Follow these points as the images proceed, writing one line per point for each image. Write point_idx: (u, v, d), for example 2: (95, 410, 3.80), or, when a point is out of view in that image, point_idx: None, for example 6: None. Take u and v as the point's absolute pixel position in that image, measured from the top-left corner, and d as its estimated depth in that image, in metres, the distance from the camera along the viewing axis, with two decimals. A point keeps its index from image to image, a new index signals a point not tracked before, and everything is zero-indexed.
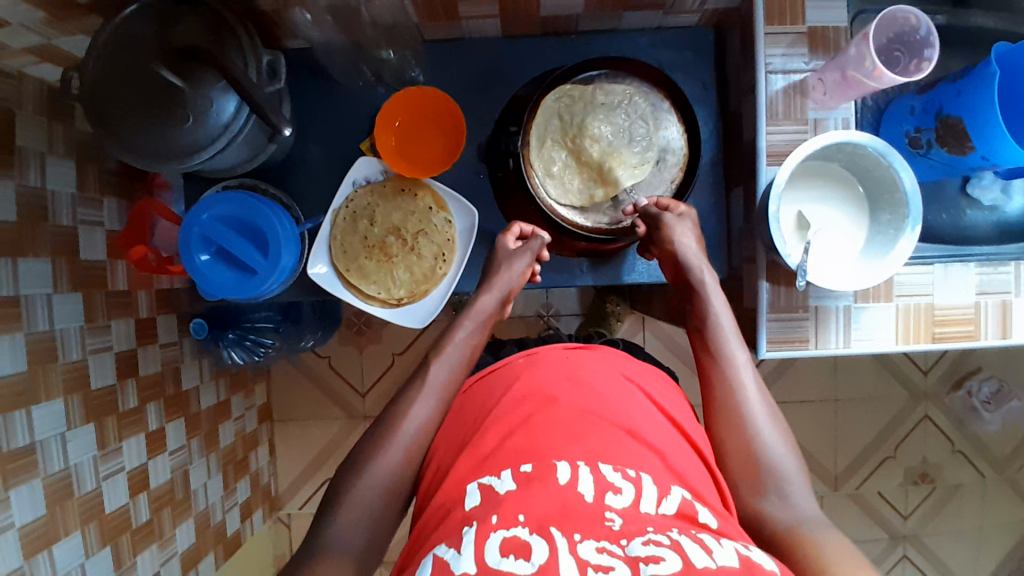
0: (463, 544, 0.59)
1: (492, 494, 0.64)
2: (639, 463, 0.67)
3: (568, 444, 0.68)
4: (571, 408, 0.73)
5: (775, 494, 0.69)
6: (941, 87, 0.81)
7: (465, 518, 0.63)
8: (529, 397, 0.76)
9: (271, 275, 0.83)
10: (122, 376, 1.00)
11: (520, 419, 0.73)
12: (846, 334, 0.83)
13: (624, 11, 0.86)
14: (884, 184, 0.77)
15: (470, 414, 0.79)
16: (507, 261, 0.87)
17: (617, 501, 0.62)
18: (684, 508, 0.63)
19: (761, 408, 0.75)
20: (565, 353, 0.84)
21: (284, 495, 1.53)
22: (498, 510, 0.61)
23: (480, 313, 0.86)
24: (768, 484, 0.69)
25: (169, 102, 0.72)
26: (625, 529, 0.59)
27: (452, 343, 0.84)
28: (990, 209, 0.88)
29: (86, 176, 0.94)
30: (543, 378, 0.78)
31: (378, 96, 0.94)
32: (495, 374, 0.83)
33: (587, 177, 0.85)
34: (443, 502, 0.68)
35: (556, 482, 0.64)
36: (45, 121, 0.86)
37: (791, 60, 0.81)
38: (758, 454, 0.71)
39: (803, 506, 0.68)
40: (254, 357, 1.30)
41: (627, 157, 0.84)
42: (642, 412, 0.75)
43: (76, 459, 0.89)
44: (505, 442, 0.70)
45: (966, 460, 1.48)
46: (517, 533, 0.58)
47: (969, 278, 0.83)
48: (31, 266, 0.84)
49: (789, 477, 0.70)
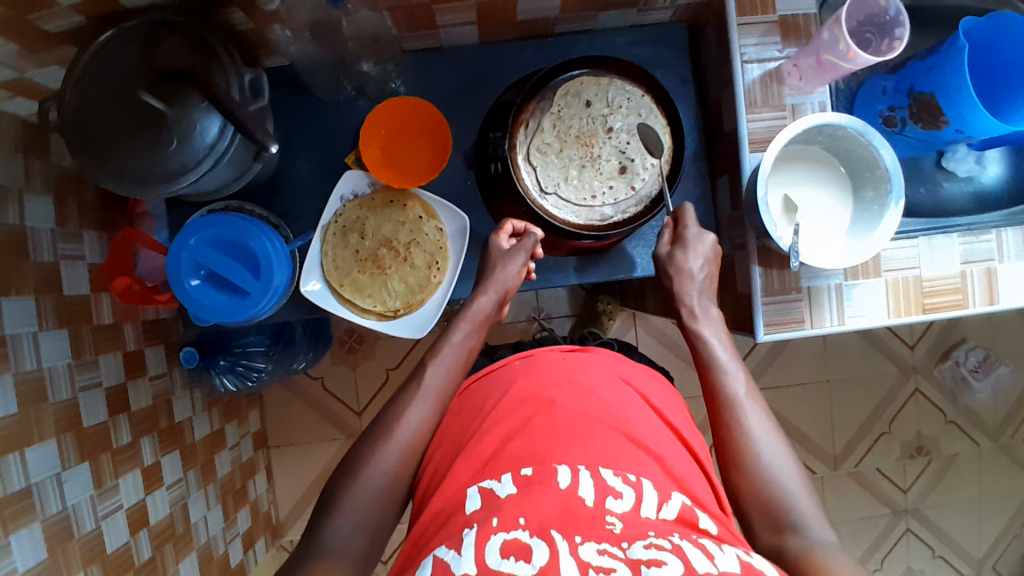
0: (463, 545, 0.58)
1: (493, 498, 0.65)
2: (639, 469, 0.68)
3: (569, 450, 0.68)
4: (571, 412, 0.74)
5: (789, 525, 0.65)
6: (910, 67, 0.84)
7: (466, 521, 0.63)
8: (528, 401, 0.76)
9: (265, 295, 0.82)
10: (114, 412, 0.97)
11: (519, 423, 0.73)
12: (840, 311, 0.84)
13: (599, 11, 0.87)
14: (865, 163, 0.79)
15: (468, 416, 0.79)
16: (502, 262, 0.86)
17: (618, 505, 0.63)
18: (685, 514, 0.64)
19: (774, 446, 0.72)
20: (563, 355, 0.84)
21: (286, 521, 1.50)
22: (499, 513, 0.61)
23: (476, 316, 0.85)
24: (780, 518, 0.66)
25: (153, 124, 0.71)
26: (626, 532, 0.60)
27: (447, 347, 0.83)
28: (966, 179, 0.91)
29: (65, 209, 0.92)
30: (541, 382, 0.78)
31: (359, 109, 0.94)
32: (491, 378, 0.83)
33: (591, 172, 0.85)
34: (442, 507, 0.68)
35: (557, 486, 0.64)
36: (20, 155, 0.85)
37: (766, 48, 0.83)
38: (773, 496, 0.68)
39: (820, 537, 0.64)
40: (248, 381, 1.26)
41: (622, 151, 0.85)
42: (640, 415, 0.76)
43: (74, 500, 0.87)
44: (506, 447, 0.70)
45: (960, 430, 1.51)
46: (517, 535, 0.58)
47: (954, 249, 0.85)
48: (15, 305, 0.82)
49: (804, 512, 0.66)
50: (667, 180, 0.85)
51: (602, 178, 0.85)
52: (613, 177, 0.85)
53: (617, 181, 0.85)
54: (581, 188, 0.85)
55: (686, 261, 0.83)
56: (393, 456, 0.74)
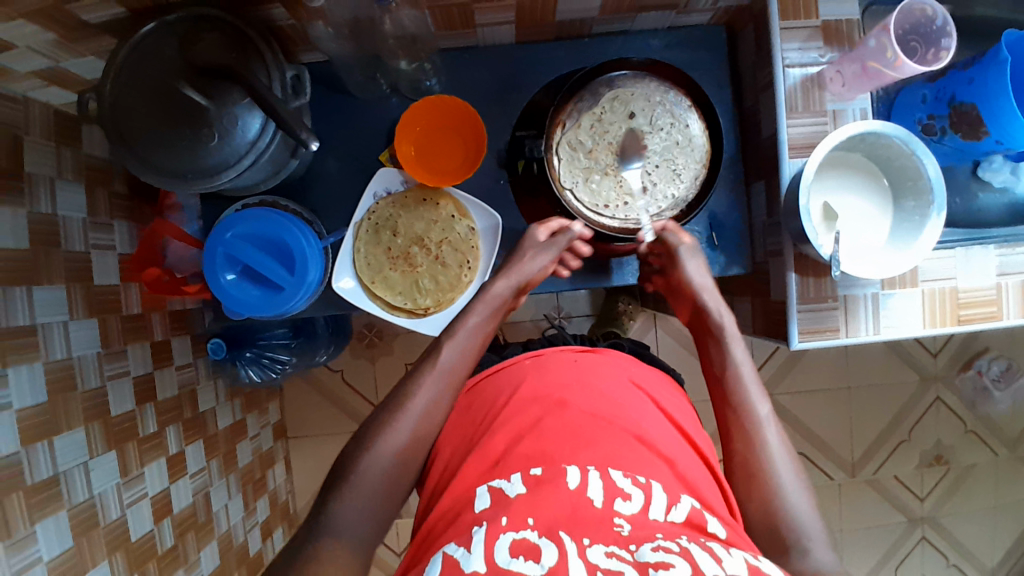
0: (472, 543, 0.58)
1: (502, 496, 0.65)
2: (649, 471, 0.67)
3: (581, 450, 0.69)
4: (583, 413, 0.73)
5: (795, 549, 0.65)
6: (951, 75, 0.83)
7: (475, 519, 0.62)
8: (538, 399, 0.76)
9: (298, 291, 0.82)
10: (141, 401, 0.98)
11: (530, 421, 0.73)
12: (875, 320, 0.83)
13: (638, 12, 0.86)
14: (906, 172, 0.78)
15: (479, 410, 0.79)
16: (531, 252, 0.84)
17: (627, 506, 0.63)
18: (693, 518, 0.63)
19: (785, 458, 0.71)
20: (574, 356, 0.83)
21: (302, 512, 1.51)
22: (509, 512, 0.61)
23: (493, 300, 0.82)
24: (786, 540, 0.66)
25: (196, 120, 0.71)
26: (634, 534, 0.59)
27: (462, 328, 0.80)
28: (1001, 191, 0.90)
29: (96, 199, 0.93)
30: (553, 382, 0.78)
31: (393, 106, 0.93)
32: (502, 374, 0.82)
33: (611, 183, 0.85)
34: (451, 505, 0.68)
35: (566, 486, 0.64)
36: (53, 145, 0.85)
37: (807, 53, 0.82)
38: (778, 508, 0.67)
39: (824, 561, 0.64)
40: (270, 373, 1.27)
41: (647, 171, 0.85)
42: (652, 420, 0.76)
43: (99, 488, 0.87)
44: (516, 445, 0.70)
45: (979, 440, 1.50)
46: (526, 535, 0.58)
47: (990, 261, 0.85)
48: (47, 294, 0.82)
49: (812, 535, 0.65)
50: (705, 184, 0.86)
51: (619, 193, 0.85)
52: (630, 191, 0.85)
53: (653, 184, 0.85)
54: (599, 197, 0.85)
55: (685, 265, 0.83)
56: (419, 446, 0.73)
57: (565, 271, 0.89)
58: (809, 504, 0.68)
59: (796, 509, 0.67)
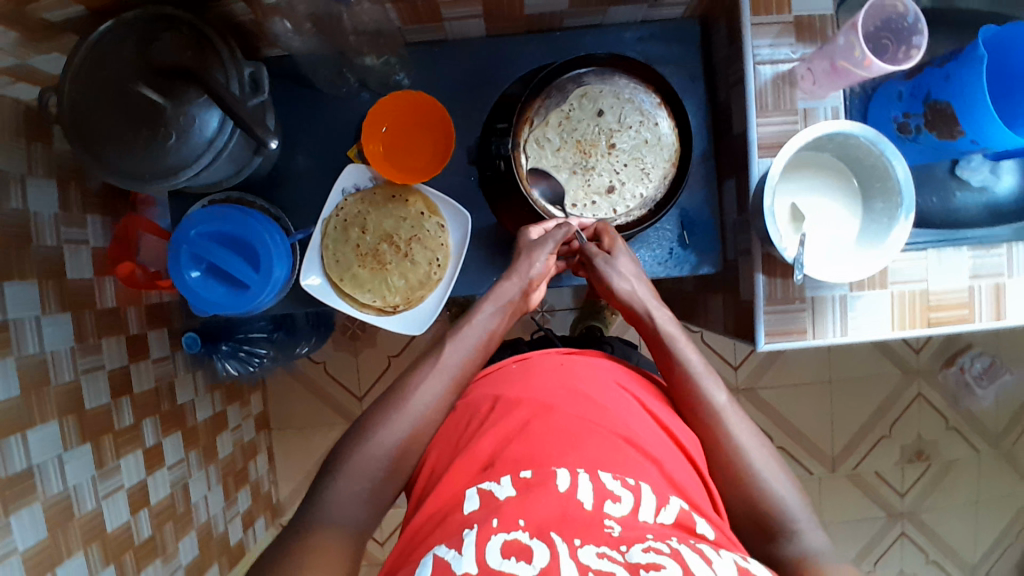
0: (463, 545, 0.56)
1: (491, 500, 0.62)
2: (637, 471, 0.64)
3: (567, 454, 0.65)
4: (571, 417, 0.70)
5: (783, 535, 0.68)
6: (928, 72, 0.81)
7: (464, 522, 0.60)
8: (523, 402, 0.72)
9: (264, 288, 0.82)
10: (116, 394, 0.97)
11: (518, 424, 0.70)
12: (843, 321, 0.83)
13: (609, 5, 0.85)
14: (876, 173, 0.77)
15: (467, 419, 0.75)
16: (529, 253, 0.81)
17: (616, 509, 0.60)
18: (682, 519, 0.61)
19: (755, 444, 0.73)
20: (560, 359, 0.79)
21: (285, 503, 1.52)
22: (499, 514, 0.59)
23: (502, 297, 0.81)
24: (776, 524, 0.69)
25: (153, 119, 0.70)
26: (625, 535, 0.57)
27: (471, 325, 0.79)
28: (980, 190, 0.88)
29: (68, 194, 0.91)
30: (537, 385, 0.74)
31: (362, 100, 0.92)
32: (488, 381, 0.79)
33: (578, 182, 0.86)
34: (440, 508, 0.66)
35: (556, 489, 0.61)
36: (24, 142, 0.84)
37: (779, 49, 0.81)
38: (762, 500, 0.70)
39: (815, 542, 0.67)
40: (249, 367, 1.27)
41: (615, 169, 0.86)
42: (639, 421, 0.71)
43: (75, 480, 0.87)
44: (504, 449, 0.67)
45: (961, 436, 1.50)
46: (518, 537, 0.56)
47: (963, 263, 0.84)
48: (17, 290, 0.81)
49: (796, 515, 0.69)
50: (672, 183, 0.85)
51: (586, 191, 0.87)
52: (597, 189, 0.87)
53: (619, 183, 0.86)
54: (568, 194, 0.87)
55: (621, 280, 0.82)
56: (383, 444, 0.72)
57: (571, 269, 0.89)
58: (786, 482, 0.71)
59: (778, 492, 0.70)
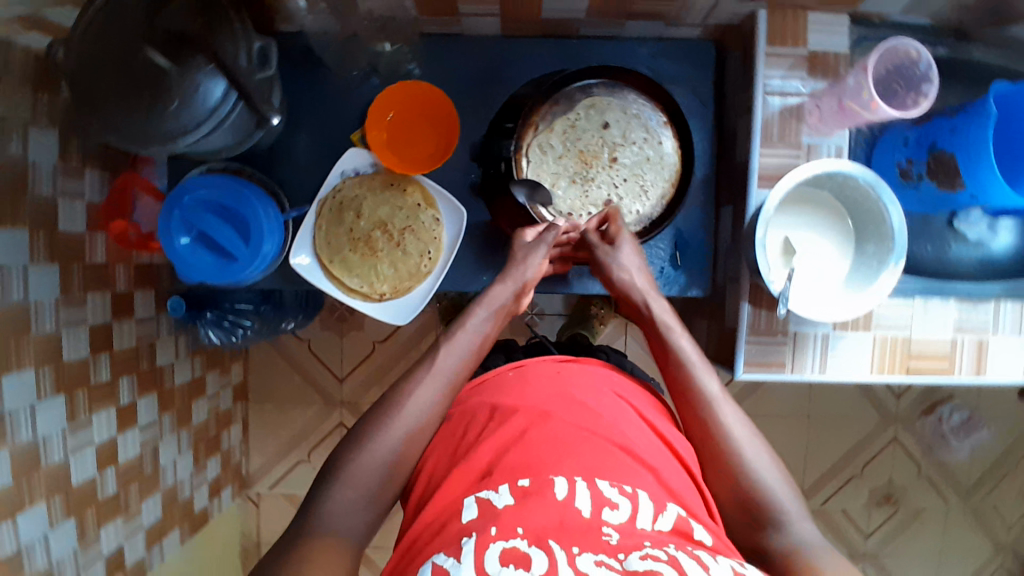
0: (462, 553, 0.54)
1: (489, 509, 0.59)
2: (634, 479, 0.62)
3: (564, 461, 0.62)
4: (568, 424, 0.67)
5: (772, 526, 0.66)
6: (935, 121, 0.81)
7: (462, 530, 0.57)
8: (521, 410, 0.69)
9: (252, 262, 0.82)
10: (96, 349, 0.96)
11: (514, 433, 0.66)
12: (822, 359, 0.84)
13: (627, 18, 0.85)
14: (872, 217, 0.77)
15: (461, 425, 0.72)
16: (524, 253, 0.82)
17: (614, 516, 0.57)
18: (680, 526, 0.60)
19: (747, 435, 0.71)
20: (556, 367, 0.77)
21: (254, 474, 1.53)
22: (497, 522, 0.56)
23: (494, 302, 0.80)
24: (767, 515, 0.66)
25: (155, 83, 0.69)
26: (623, 543, 0.55)
27: (461, 330, 0.78)
28: (975, 244, 0.88)
29: (70, 148, 0.89)
30: (532, 393, 0.71)
31: (371, 86, 0.92)
32: (484, 389, 0.76)
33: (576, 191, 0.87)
34: (436, 516, 0.63)
35: (554, 497, 0.58)
36: (31, 91, 0.82)
37: (790, 82, 0.81)
38: (753, 490, 0.67)
39: (805, 533, 0.65)
40: (232, 337, 1.24)
41: (615, 182, 0.87)
42: (634, 428, 0.69)
43: (44, 431, 0.86)
44: (503, 456, 0.64)
45: (931, 485, 1.50)
46: (516, 545, 0.54)
47: (949, 315, 0.85)
48: (8, 235, 0.79)
49: (786, 506, 0.67)
50: (670, 204, 0.87)
51: (585, 201, 0.87)
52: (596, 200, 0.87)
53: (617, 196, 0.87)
54: (565, 203, 0.87)
55: (619, 267, 0.81)
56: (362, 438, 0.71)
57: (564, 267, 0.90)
58: (779, 474, 0.69)
59: (770, 484, 0.68)
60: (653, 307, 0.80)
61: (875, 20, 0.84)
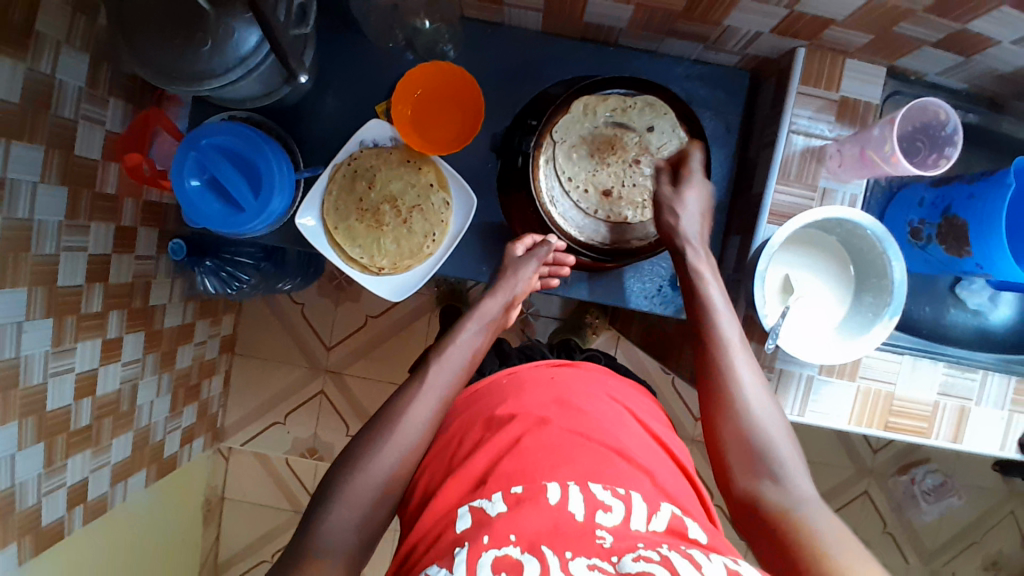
0: (454, 564, 0.54)
1: (483, 516, 0.58)
2: (628, 482, 0.62)
3: (559, 468, 0.62)
4: (563, 431, 0.67)
5: (771, 478, 0.65)
6: (954, 185, 0.80)
7: (456, 540, 0.58)
8: (516, 417, 0.69)
9: (258, 216, 0.83)
10: (91, 279, 0.96)
11: (508, 441, 0.66)
12: (802, 402, 0.84)
13: (667, 36, 0.85)
14: (874, 268, 0.78)
15: (455, 437, 0.72)
16: (514, 269, 0.84)
17: (608, 519, 0.58)
18: (674, 525, 0.60)
19: (758, 389, 0.71)
20: (550, 372, 0.77)
21: (229, 428, 1.54)
22: (490, 530, 0.56)
23: (485, 317, 0.81)
24: (764, 466, 0.66)
25: (192, 23, 0.70)
26: (616, 546, 0.55)
27: (454, 345, 0.78)
28: (974, 313, 0.88)
29: (98, 74, 0.90)
30: (528, 400, 0.72)
31: (405, 62, 0.92)
32: (479, 397, 0.76)
33: (586, 189, 0.87)
34: (432, 525, 0.62)
35: (547, 502, 0.58)
36: (69, 12, 0.82)
37: (816, 123, 0.82)
38: (757, 441, 0.67)
39: (802, 489, 0.64)
40: (227, 290, 1.24)
41: (624, 186, 0.87)
42: (630, 434, 0.70)
43: (28, 351, 0.86)
44: (496, 464, 0.63)
45: (895, 544, 1.51)
46: (508, 552, 0.53)
47: (935, 377, 0.85)
48: (24, 151, 0.79)
49: (786, 462, 0.66)
50: None
51: (612, 202, 0.87)
52: (624, 201, 0.87)
53: (624, 200, 0.87)
54: (575, 202, 0.87)
55: (679, 205, 0.81)
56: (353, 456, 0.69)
57: (554, 280, 0.88)
58: (784, 431, 0.69)
59: (774, 438, 0.68)
60: (689, 253, 0.80)
61: (910, 76, 0.84)
